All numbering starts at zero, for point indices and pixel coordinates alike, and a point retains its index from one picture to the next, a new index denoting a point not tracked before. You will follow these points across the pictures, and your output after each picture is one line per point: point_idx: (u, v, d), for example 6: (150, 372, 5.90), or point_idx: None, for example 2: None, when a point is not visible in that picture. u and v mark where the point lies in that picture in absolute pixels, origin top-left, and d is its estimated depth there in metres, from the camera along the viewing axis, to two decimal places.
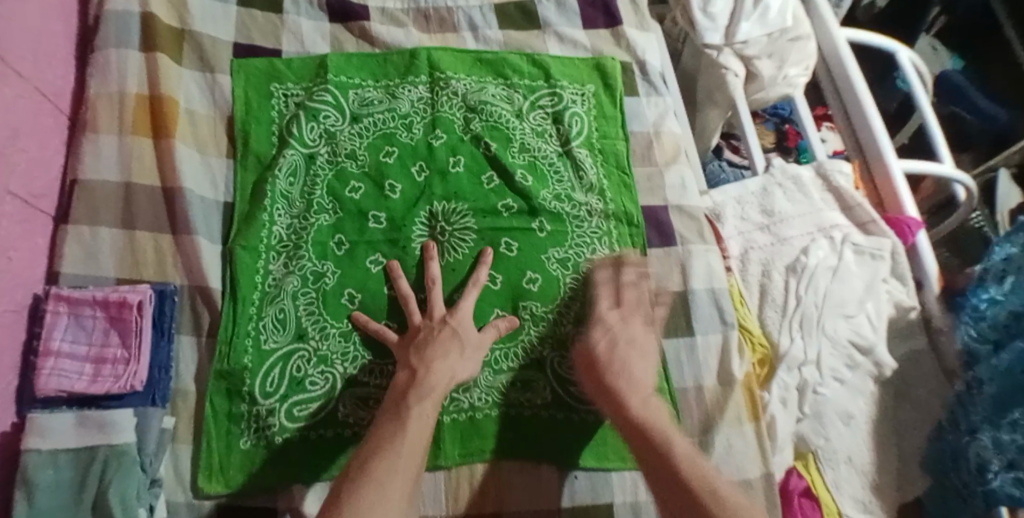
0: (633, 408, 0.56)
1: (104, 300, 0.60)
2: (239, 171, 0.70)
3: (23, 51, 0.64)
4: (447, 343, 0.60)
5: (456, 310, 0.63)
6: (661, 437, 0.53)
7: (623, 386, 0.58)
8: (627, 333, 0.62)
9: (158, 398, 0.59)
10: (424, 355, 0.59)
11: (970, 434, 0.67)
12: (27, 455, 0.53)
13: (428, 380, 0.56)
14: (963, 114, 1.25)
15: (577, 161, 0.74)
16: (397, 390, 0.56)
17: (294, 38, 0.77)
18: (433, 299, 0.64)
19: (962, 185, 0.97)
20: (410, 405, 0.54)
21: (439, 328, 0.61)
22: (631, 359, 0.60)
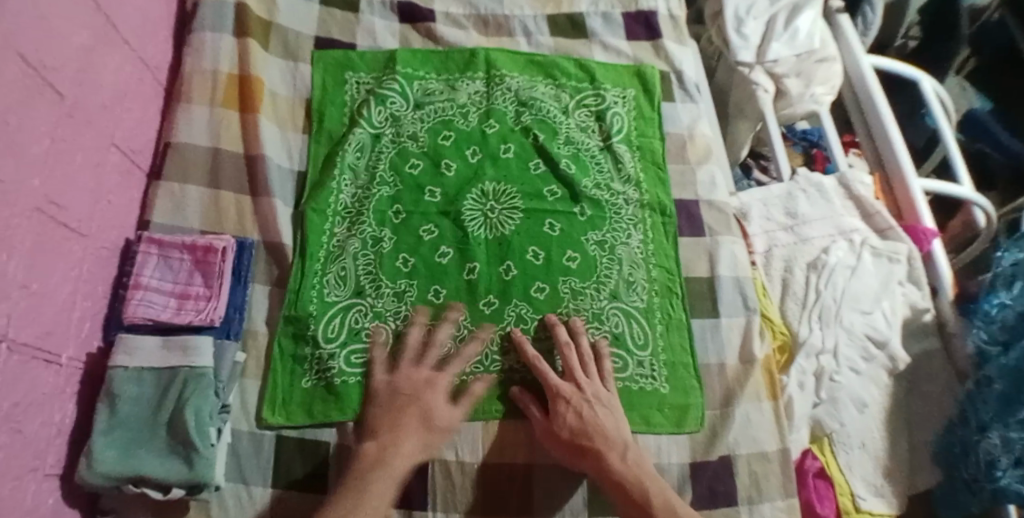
0: (616, 466, 0.59)
1: (191, 244, 0.67)
2: (313, 144, 0.78)
3: (131, 26, 0.73)
4: (415, 417, 0.61)
5: (433, 377, 0.64)
6: (640, 491, 0.58)
7: (600, 447, 0.60)
8: (591, 401, 0.63)
9: (232, 334, 0.65)
10: (394, 432, 0.60)
11: (981, 431, 0.70)
12: (114, 370, 0.59)
13: (391, 461, 0.58)
14: (988, 150, 1.29)
15: (617, 155, 0.81)
16: (360, 464, 0.58)
17: (368, 35, 0.86)
18: (426, 356, 0.66)
19: (982, 210, 1.02)
20: (369, 485, 0.56)
21: (414, 401, 0.62)
22: (604, 422, 0.62)
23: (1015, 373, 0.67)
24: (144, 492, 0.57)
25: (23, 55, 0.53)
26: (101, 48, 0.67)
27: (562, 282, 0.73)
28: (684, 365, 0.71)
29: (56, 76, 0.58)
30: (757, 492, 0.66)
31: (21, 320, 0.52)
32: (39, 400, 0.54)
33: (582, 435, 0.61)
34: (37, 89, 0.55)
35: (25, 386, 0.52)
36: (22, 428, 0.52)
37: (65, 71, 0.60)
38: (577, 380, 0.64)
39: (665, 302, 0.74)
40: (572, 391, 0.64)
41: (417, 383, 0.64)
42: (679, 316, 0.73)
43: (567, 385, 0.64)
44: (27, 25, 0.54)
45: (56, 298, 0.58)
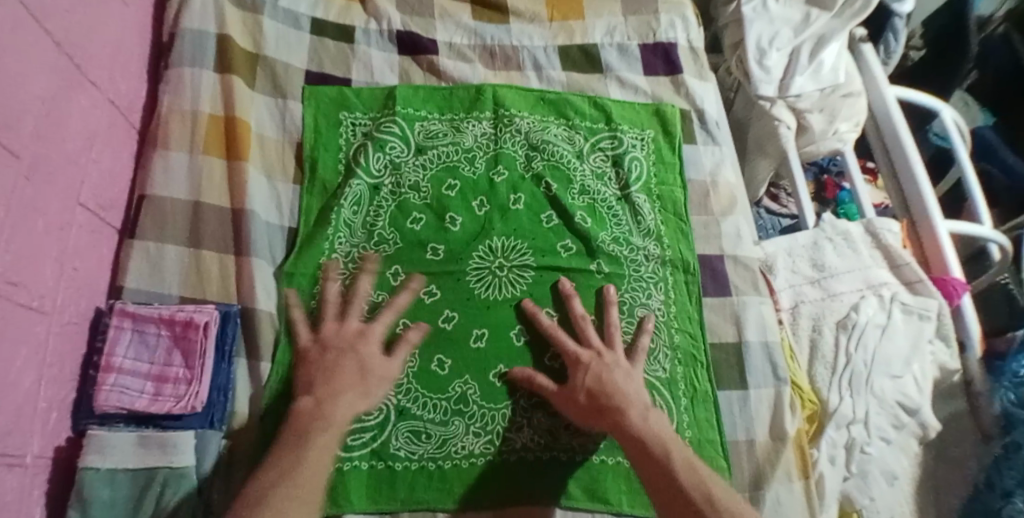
0: (631, 421, 0.56)
1: (169, 318, 0.59)
2: (305, 196, 0.72)
3: (97, 61, 0.65)
4: (349, 365, 0.58)
5: (365, 330, 0.62)
6: (663, 452, 0.54)
7: (619, 404, 0.58)
8: (609, 364, 0.61)
9: (217, 421, 0.58)
10: (331, 385, 0.57)
11: (1005, 497, 0.70)
12: (84, 473, 0.52)
13: (334, 414, 0.54)
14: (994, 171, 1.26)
15: (636, 206, 0.75)
16: (299, 418, 0.54)
17: (364, 68, 0.79)
18: (352, 309, 0.64)
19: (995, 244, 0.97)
20: (313, 437, 0.52)
21: (346, 352, 0.60)
22: (620, 382, 0.60)
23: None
24: None
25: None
26: (66, 92, 0.59)
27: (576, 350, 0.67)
28: (710, 442, 0.65)
29: (14, 134, 0.51)
30: None
31: None
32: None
33: (601, 395, 0.59)
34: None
35: None
36: None
37: (25, 125, 0.52)
38: (596, 348, 0.63)
39: (688, 372, 0.68)
40: (588, 354, 0.62)
41: (351, 335, 0.61)
42: (704, 388, 0.68)
43: (583, 350, 0.63)
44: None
45: (18, 391, 0.51)
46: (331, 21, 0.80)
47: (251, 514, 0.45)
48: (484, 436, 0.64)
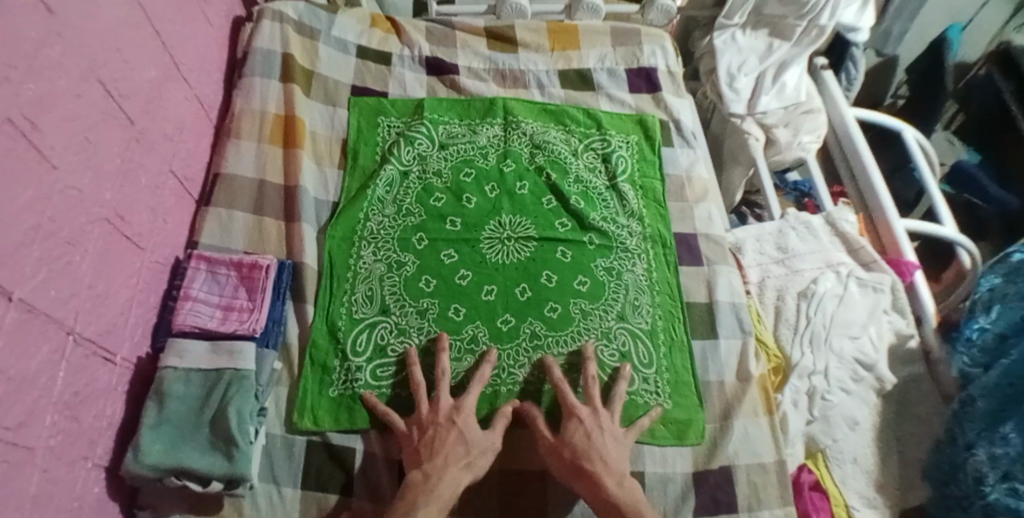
0: (610, 491, 0.62)
1: (238, 262, 0.74)
2: (347, 178, 0.87)
3: (189, 66, 0.83)
4: (450, 441, 0.64)
5: (463, 406, 0.67)
6: (637, 515, 0.61)
7: (600, 471, 0.63)
8: (600, 428, 0.67)
9: (271, 344, 0.71)
10: (436, 461, 0.63)
11: (967, 449, 0.75)
12: (164, 370, 0.65)
13: (438, 489, 0.61)
14: (978, 203, 1.54)
15: (622, 193, 0.89)
16: (409, 492, 0.61)
17: (399, 84, 0.97)
18: (441, 391, 0.69)
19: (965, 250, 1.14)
20: (418, 511, 0.59)
21: (448, 429, 0.65)
22: (608, 449, 0.65)
23: (999, 394, 0.74)
24: (185, 484, 0.62)
25: (101, 81, 0.62)
26: (166, 83, 0.76)
27: (566, 301, 0.79)
28: (684, 383, 0.76)
29: (127, 103, 0.67)
30: (757, 500, 0.70)
31: (86, 317, 0.59)
32: (95, 393, 0.60)
33: (583, 457, 0.64)
34: (111, 113, 0.64)
35: (84, 378, 0.58)
36: (79, 416, 0.58)
37: (135, 100, 0.68)
38: (592, 405, 0.69)
39: (669, 322, 0.80)
40: (588, 413, 0.68)
41: (448, 413, 0.67)
42: (681, 338, 0.79)
43: (583, 406, 0.68)
44: (104, 57, 0.63)
45: (116, 300, 0.64)
46: (372, 48, 0.99)
47: None
48: (491, 370, 0.75)
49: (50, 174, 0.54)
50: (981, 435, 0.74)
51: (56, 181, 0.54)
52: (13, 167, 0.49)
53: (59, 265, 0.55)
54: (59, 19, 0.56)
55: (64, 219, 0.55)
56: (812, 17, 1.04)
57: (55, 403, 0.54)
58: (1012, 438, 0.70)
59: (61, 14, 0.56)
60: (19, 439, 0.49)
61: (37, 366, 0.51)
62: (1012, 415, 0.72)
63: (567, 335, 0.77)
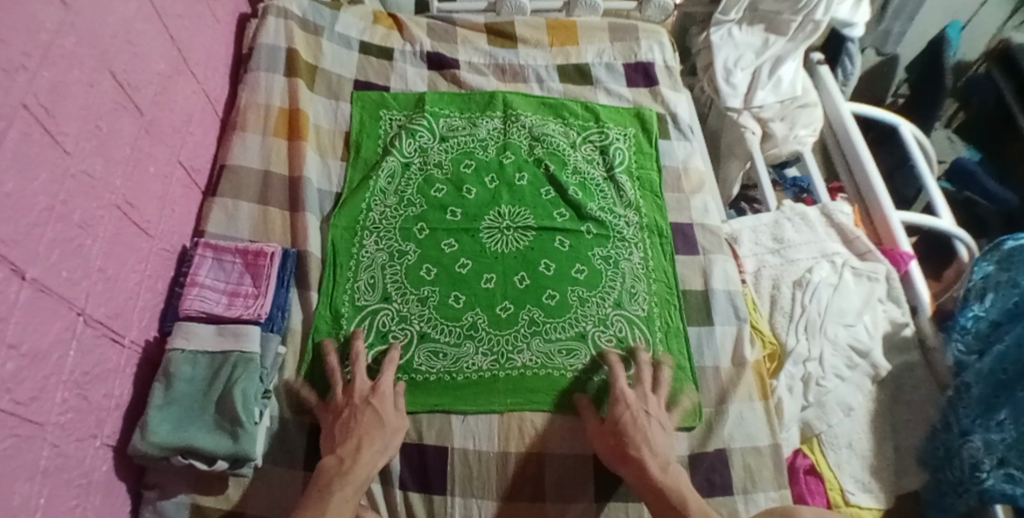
0: (656, 475, 0.64)
1: (243, 249, 0.76)
2: (350, 170, 0.89)
3: (197, 61, 0.85)
4: (364, 420, 0.66)
5: (377, 387, 0.69)
6: (679, 497, 0.62)
7: (643, 451, 0.65)
8: (648, 414, 0.69)
9: (276, 328, 0.74)
10: (351, 442, 0.64)
11: (962, 436, 0.76)
12: (173, 352, 0.68)
13: (353, 472, 0.62)
14: (976, 197, 1.56)
15: (619, 185, 0.91)
16: (323, 476, 0.62)
17: (401, 79, 0.99)
18: (358, 373, 0.71)
19: (962, 242, 1.16)
20: (332, 495, 0.60)
21: (361, 409, 0.67)
22: (654, 432, 0.67)
23: (993, 380, 0.75)
24: (190, 463, 0.64)
25: (113, 73, 0.64)
26: (174, 77, 0.78)
27: (564, 288, 0.81)
28: (681, 368, 0.77)
29: (137, 95, 0.69)
30: (751, 483, 0.72)
31: (96, 299, 0.61)
32: (104, 373, 0.62)
33: (630, 438, 0.66)
34: (122, 104, 0.66)
35: (94, 358, 0.60)
36: (88, 395, 0.59)
37: (145, 91, 0.71)
38: (641, 393, 0.71)
39: (666, 309, 0.81)
40: (635, 403, 0.70)
41: (364, 395, 0.69)
42: (677, 324, 0.80)
43: (630, 393, 0.71)
44: (115, 49, 0.65)
45: (125, 284, 0.66)
46: (375, 43, 1.01)
47: None
48: (491, 355, 0.76)
49: (63, 160, 0.56)
50: (975, 422, 0.76)
51: (68, 167, 0.56)
52: (27, 151, 0.51)
53: (70, 247, 0.57)
54: (73, 11, 0.58)
55: (76, 204, 0.57)
56: (807, 12, 1.06)
57: (65, 381, 0.55)
58: (1007, 425, 0.72)
59: (75, 7, 0.58)
60: (31, 413, 0.51)
61: (48, 345, 0.53)
62: (1005, 403, 0.73)
63: (565, 321, 0.79)
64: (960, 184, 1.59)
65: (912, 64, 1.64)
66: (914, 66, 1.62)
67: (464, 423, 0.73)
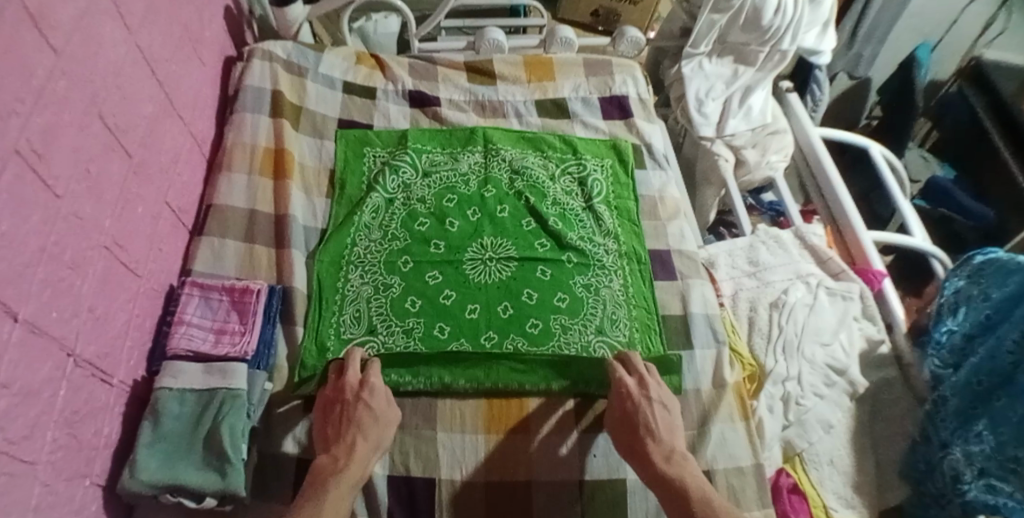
0: (661, 466, 0.66)
1: (230, 287, 0.77)
2: (335, 206, 0.91)
3: (184, 104, 0.87)
4: (363, 418, 0.68)
5: (366, 382, 0.71)
6: (679, 484, 0.64)
7: (647, 442, 0.69)
8: (650, 398, 0.72)
9: (262, 365, 0.74)
10: (346, 440, 0.66)
11: (943, 448, 0.78)
12: (160, 390, 0.68)
13: (346, 469, 0.63)
14: (953, 215, 1.68)
15: (598, 214, 0.93)
16: (320, 476, 0.63)
17: (384, 117, 1.03)
18: (349, 368, 0.72)
19: (937, 260, 1.20)
20: (328, 493, 0.61)
21: (354, 405, 0.69)
22: (657, 421, 0.70)
23: (968, 390, 0.77)
24: (179, 500, 0.65)
25: (102, 118, 0.66)
26: (162, 119, 0.80)
27: (548, 314, 0.82)
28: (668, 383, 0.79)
29: (126, 137, 0.71)
30: (736, 503, 0.73)
31: (85, 338, 0.62)
32: (93, 412, 0.63)
33: (634, 424, 0.70)
34: (111, 147, 0.68)
35: (83, 397, 0.61)
36: (77, 434, 0.60)
37: (134, 134, 0.73)
38: (644, 377, 0.74)
39: (646, 332, 0.83)
40: (636, 389, 0.73)
41: (355, 391, 0.70)
42: (658, 349, 0.82)
43: (633, 380, 0.74)
44: (105, 94, 0.67)
45: (114, 325, 0.67)
46: (358, 83, 1.04)
47: None
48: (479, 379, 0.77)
49: (53, 203, 0.57)
50: (954, 434, 0.77)
51: (58, 209, 0.58)
52: (21, 195, 0.52)
53: (61, 287, 0.58)
54: (64, 58, 0.60)
55: (66, 243, 0.59)
56: (774, 42, 1.09)
57: (56, 419, 0.56)
58: (986, 435, 0.74)
59: (66, 53, 0.60)
60: (24, 450, 0.52)
61: (40, 383, 0.54)
62: (981, 414, 0.76)
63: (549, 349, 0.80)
64: (936, 202, 1.73)
65: (884, 87, 1.74)
66: (885, 91, 1.73)
67: (452, 453, 0.73)
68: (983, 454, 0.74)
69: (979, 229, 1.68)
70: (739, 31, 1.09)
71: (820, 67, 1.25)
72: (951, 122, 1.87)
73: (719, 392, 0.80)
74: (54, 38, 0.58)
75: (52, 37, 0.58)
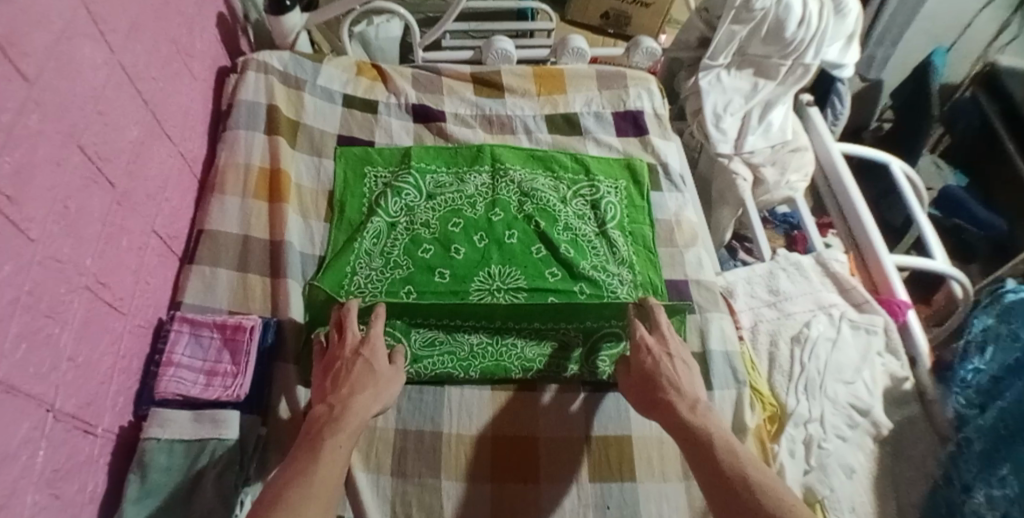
0: (686, 416, 0.64)
1: (221, 323, 0.73)
2: (333, 231, 0.86)
3: (173, 122, 0.82)
4: (360, 373, 0.66)
5: (368, 339, 0.69)
6: (703, 433, 0.62)
7: (671, 395, 0.67)
8: (670, 353, 0.70)
9: (257, 407, 0.71)
10: (343, 393, 0.64)
11: (965, 491, 0.75)
12: (148, 440, 0.64)
13: (345, 417, 0.62)
14: (966, 226, 1.64)
15: (612, 241, 0.88)
16: (316, 424, 0.61)
17: (385, 133, 0.97)
18: (347, 325, 0.70)
19: (958, 283, 1.13)
20: (325, 440, 0.59)
21: (352, 359, 0.67)
22: (679, 375, 0.68)
23: (993, 434, 0.73)
24: None
25: (82, 147, 0.61)
26: (149, 141, 0.75)
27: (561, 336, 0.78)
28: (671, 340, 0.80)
29: (109, 166, 0.66)
30: None
31: (66, 390, 0.57)
32: (76, 467, 0.58)
33: (657, 376, 0.68)
34: (92, 179, 0.63)
35: (64, 453, 0.56)
36: (60, 493, 0.56)
37: (117, 161, 0.67)
38: (662, 334, 0.72)
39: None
40: (656, 346, 0.71)
41: (354, 346, 0.69)
42: None
43: (651, 337, 0.72)
44: (84, 122, 0.62)
45: (97, 372, 0.62)
46: (358, 96, 0.99)
47: (271, 508, 0.52)
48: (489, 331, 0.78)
49: (28, 248, 0.52)
50: (978, 477, 0.73)
51: (33, 254, 0.53)
52: None
53: (38, 338, 0.53)
54: (38, 87, 0.54)
55: (43, 291, 0.54)
56: (797, 56, 1.04)
57: (36, 482, 0.52)
58: (1010, 480, 0.69)
59: (40, 81, 0.54)
60: None
61: (16, 446, 0.49)
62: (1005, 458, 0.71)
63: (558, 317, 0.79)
64: (948, 211, 1.66)
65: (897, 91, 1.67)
66: (900, 96, 1.66)
67: (455, 502, 0.69)
68: (1005, 499, 0.69)
69: (989, 240, 1.65)
70: (760, 44, 1.04)
71: (842, 80, 1.20)
72: (962, 129, 1.80)
73: (737, 438, 0.76)
74: (27, 66, 0.52)
75: (25, 65, 0.52)
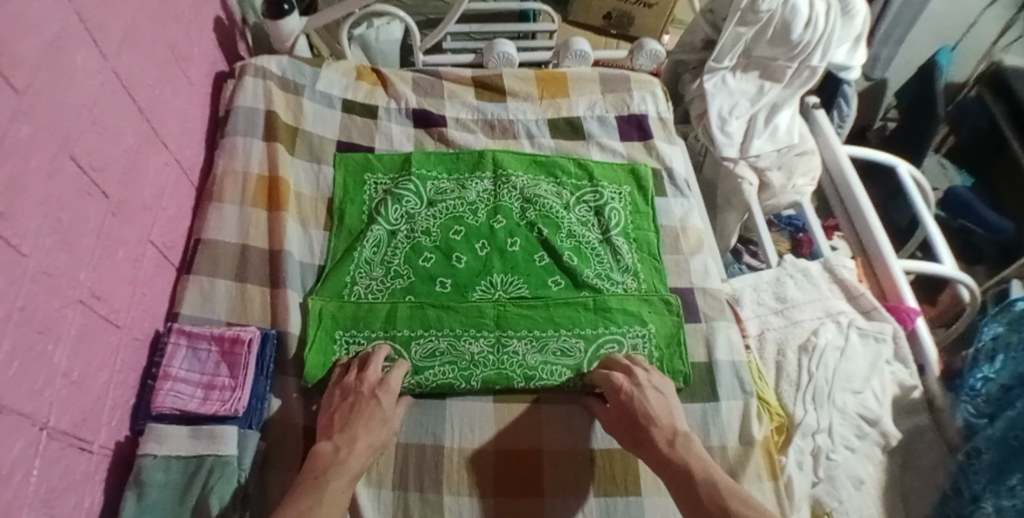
0: (665, 451, 0.65)
1: (219, 336, 0.72)
2: (333, 239, 0.85)
3: (169, 130, 0.81)
4: (370, 412, 0.67)
5: (386, 380, 0.71)
6: (682, 464, 0.63)
7: (650, 429, 0.67)
8: (643, 387, 0.71)
9: (253, 424, 0.69)
10: (348, 432, 0.65)
11: (973, 502, 0.74)
12: (145, 458, 0.63)
13: (348, 461, 0.63)
14: (974, 227, 1.61)
15: (616, 248, 0.87)
16: (318, 464, 0.62)
17: (386, 138, 0.96)
18: (372, 362, 0.72)
19: (966, 287, 1.11)
20: (328, 482, 0.60)
21: (367, 399, 0.69)
22: (655, 407, 0.69)
23: (1003, 445, 0.71)
24: None
25: (75, 157, 0.60)
26: (145, 150, 0.74)
27: (564, 345, 0.77)
28: (677, 347, 0.79)
29: (103, 176, 0.64)
30: None
31: (61, 407, 0.56)
32: (71, 485, 0.57)
33: (631, 411, 0.69)
34: (85, 189, 0.61)
35: (60, 471, 0.55)
36: (55, 512, 0.54)
37: (111, 171, 0.66)
38: (629, 369, 0.73)
39: (670, 354, 0.79)
40: (626, 381, 0.72)
41: (372, 386, 0.70)
42: (681, 368, 0.78)
43: (619, 374, 0.73)
44: (78, 131, 0.60)
45: (92, 387, 0.61)
46: (358, 101, 0.98)
47: None
48: (491, 340, 0.77)
49: (20, 263, 0.51)
50: (986, 488, 0.72)
51: (25, 269, 0.51)
52: None
53: (32, 355, 0.52)
54: (28, 98, 0.53)
55: (36, 306, 0.52)
56: (804, 58, 1.02)
57: (30, 502, 0.51)
58: (1020, 490, 0.68)
59: (30, 91, 0.53)
60: None
61: (11, 465, 0.48)
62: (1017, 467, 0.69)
63: (561, 327, 0.78)
64: (954, 212, 1.64)
65: (902, 91, 1.65)
66: (905, 97, 1.63)
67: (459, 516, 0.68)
68: (1015, 510, 0.68)
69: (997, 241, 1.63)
70: (767, 45, 1.02)
71: (849, 82, 1.18)
72: (970, 132, 1.77)
73: (744, 449, 0.75)
74: (17, 77, 0.51)
75: (14, 75, 0.51)
